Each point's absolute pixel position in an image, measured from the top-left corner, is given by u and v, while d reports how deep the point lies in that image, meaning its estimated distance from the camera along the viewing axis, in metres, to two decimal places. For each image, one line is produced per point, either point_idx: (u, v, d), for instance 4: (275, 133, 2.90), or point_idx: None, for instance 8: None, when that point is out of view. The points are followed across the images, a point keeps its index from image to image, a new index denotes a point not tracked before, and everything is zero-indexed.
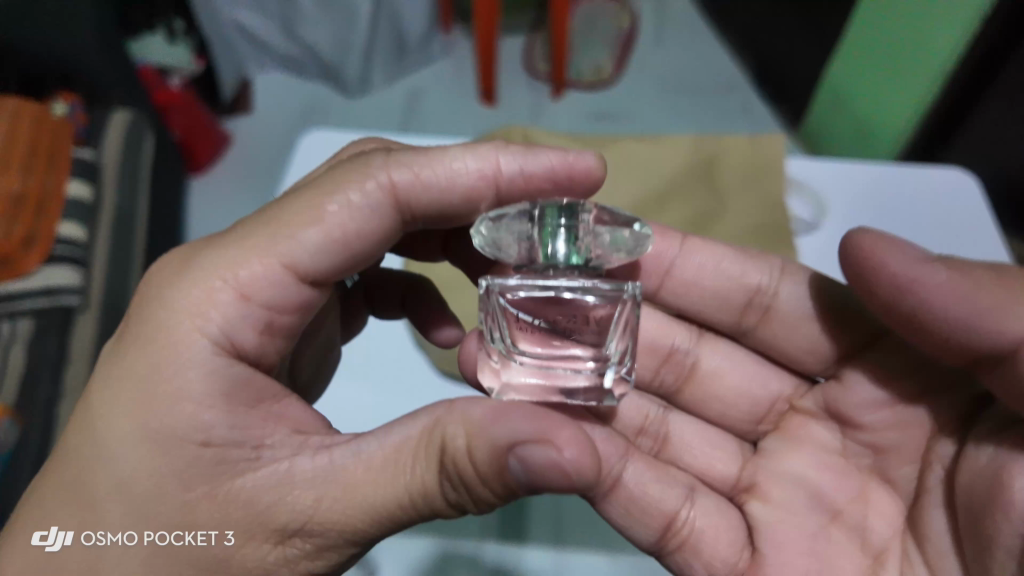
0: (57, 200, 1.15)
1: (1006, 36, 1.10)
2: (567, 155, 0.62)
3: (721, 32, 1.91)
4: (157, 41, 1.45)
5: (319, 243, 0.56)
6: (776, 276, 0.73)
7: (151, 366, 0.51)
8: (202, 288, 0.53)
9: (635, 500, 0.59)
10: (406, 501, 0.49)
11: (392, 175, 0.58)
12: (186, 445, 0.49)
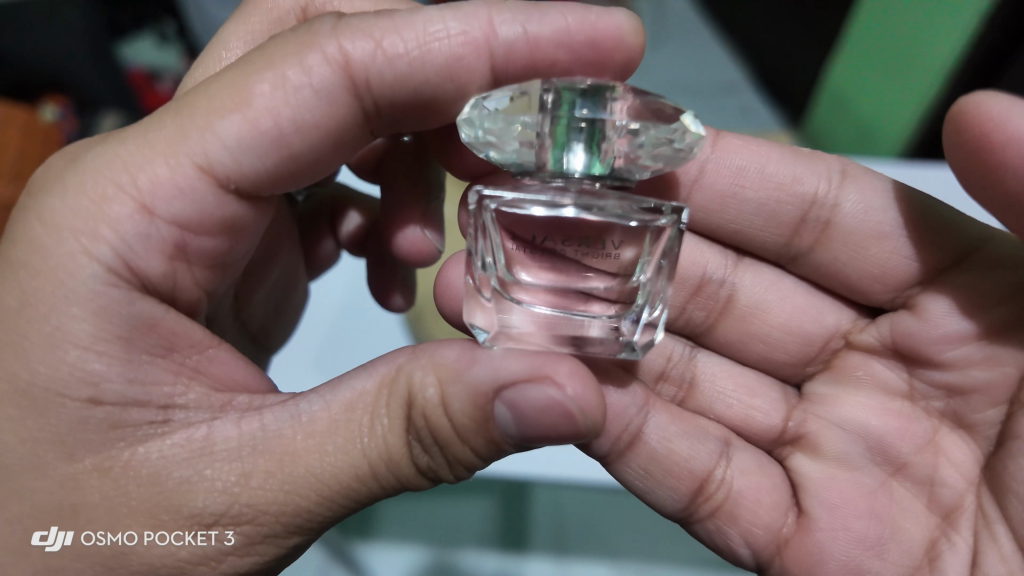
0: None
1: (1007, 35, 1.05)
2: (588, 15, 0.53)
3: (722, 35, 1.91)
4: (145, 43, 1.41)
5: (241, 134, 0.51)
6: (835, 183, 0.64)
7: (29, 293, 0.47)
8: (97, 191, 0.49)
9: (656, 459, 0.58)
10: (362, 467, 0.47)
11: (343, 44, 0.52)
12: (69, 402, 0.46)
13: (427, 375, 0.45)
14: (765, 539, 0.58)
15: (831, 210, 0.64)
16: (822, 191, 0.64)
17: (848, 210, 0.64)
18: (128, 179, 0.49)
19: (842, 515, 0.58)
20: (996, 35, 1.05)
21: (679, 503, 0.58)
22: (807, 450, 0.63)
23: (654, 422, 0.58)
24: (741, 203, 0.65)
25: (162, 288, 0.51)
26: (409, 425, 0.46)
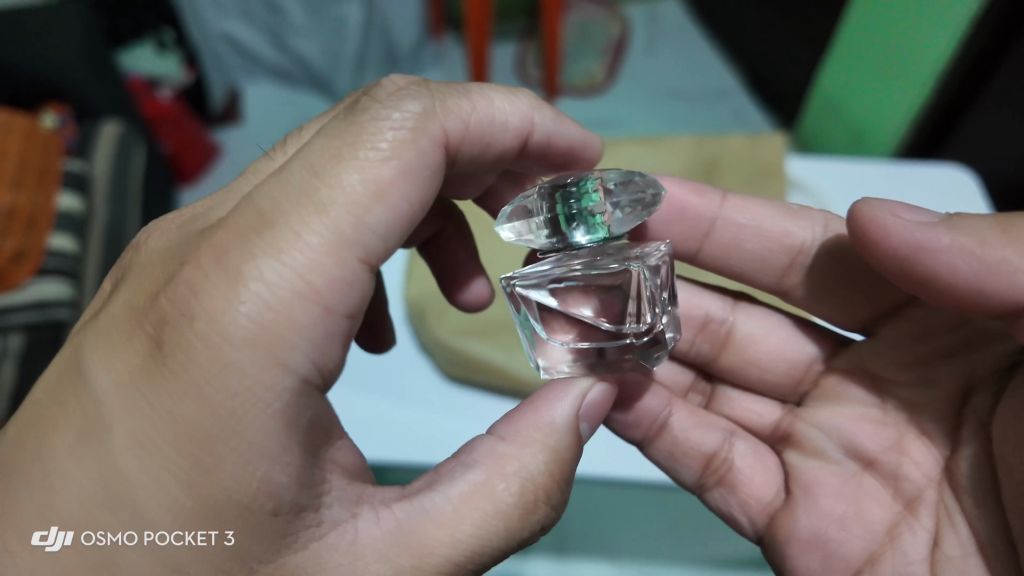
0: (46, 214, 1.12)
1: (996, 34, 1.08)
2: (584, 134, 0.59)
3: (711, 38, 1.94)
4: (146, 52, 1.52)
5: (390, 219, 0.40)
6: (819, 231, 0.63)
7: (207, 432, 0.36)
8: (264, 307, 0.37)
9: (678, 444, 0.60)
10: (508, 541, 0.42)
11: (446, 124, 0.44)
12: (255, 513, 0.37)
13: (531, 443, 0.43)
14: (759, 509, 0.60)
15: (810, 258, 0.63)
16: (808, 236, 0.63)
17: (827, 258, 0.62)
18: (260, 285, 0.37)
19: (816, 495, 0.57)
20: (983, 34, 1.08)
21: (691, 475, 0.61)
22: (796, 445, 0.61)
23: (676, 418, 0.61)
24: (742, 254, 0.65)
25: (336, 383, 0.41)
26: (533, 480, 0.43)
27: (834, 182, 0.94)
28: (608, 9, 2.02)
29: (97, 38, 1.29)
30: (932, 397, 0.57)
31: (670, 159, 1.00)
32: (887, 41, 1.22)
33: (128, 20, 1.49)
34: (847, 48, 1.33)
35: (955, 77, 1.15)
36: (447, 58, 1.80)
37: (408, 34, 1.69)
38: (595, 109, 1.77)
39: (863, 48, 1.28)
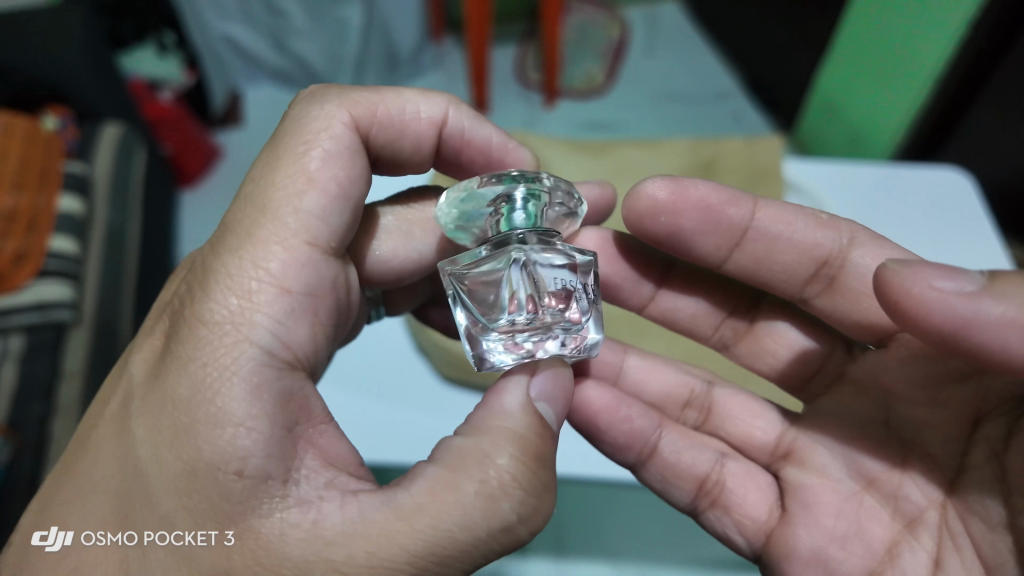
0: (47, 216, 1.12)
1: (994, 36, 1.08)
2: (509, 141, 0.58)
3: (711, 40, 1.95)
4: (148, 55, 1.52)
5: (329, 205, 0.46)
6: (843, 243, 0.57)
7: (188, 389, 0.41)
8: (235, 290, 0.43)
9: (669, 466, 0.61)
10: (476, 532, 0.40)
11: (352, 113, 0.49)
12: (219, 477, 0.40)
13: (494, 433, 0.42)
14: (754, 529, 0.59)
15: (841, 270, 0.57)
16: (834, 247, 0.57)
17: (855, 273, 0.57)
18: (228, 277, 0.43)
19: (815, 512, 0.56)
20: (981, 34, 1.08)
21: (684, 497, 0.61)
22: (798, 463, 0.60)
23: (666, 440, 0.61)
24: (771, 266, 0.59)
25: (310, 359, 0.46)
26: (500, 469, 0.41)
27: (832, 184, 0.94)
28: (607, 11, 2.03)
29: (98, 38, 1.30)
30: (943, 419, 0.52)
31: (669, 160, 1.01)
32: (886, 43, 1.22)
33: (130, 23, 1.49)
34: (845, 50, 1.33)
35: (954, 78, 1.15)
36: (447, 60, 1.82)
37: (408, 38, 1.71)
38: (594, 112, 1.77)
39: (862, 51, 1.28)
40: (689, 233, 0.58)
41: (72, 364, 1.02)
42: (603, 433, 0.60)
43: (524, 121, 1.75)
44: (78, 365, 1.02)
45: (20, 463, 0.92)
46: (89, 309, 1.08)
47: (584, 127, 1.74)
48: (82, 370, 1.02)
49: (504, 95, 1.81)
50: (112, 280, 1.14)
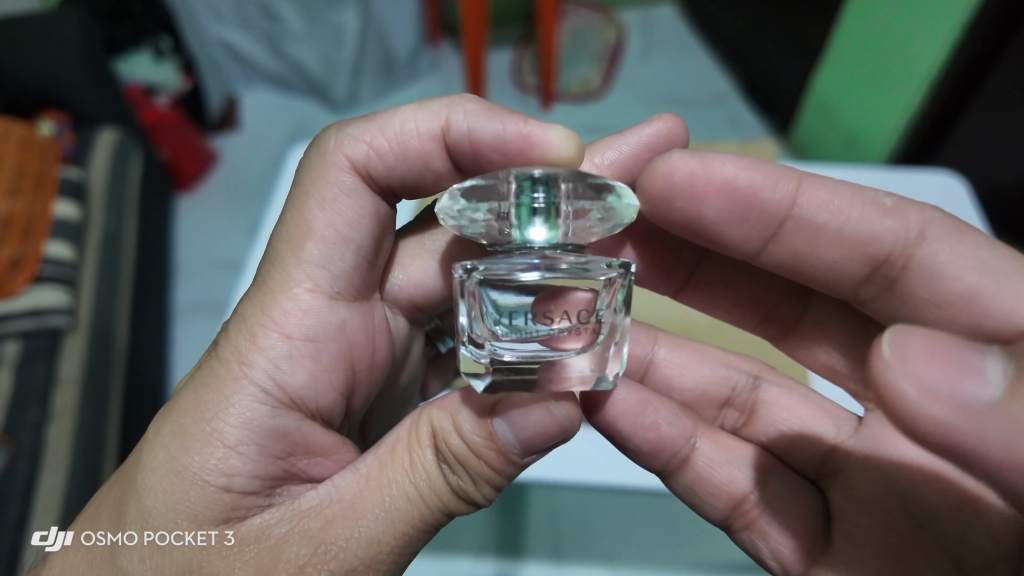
0: (44, 222, 1.11)
1: (990, 41, 1.08)
2: (526, 125, 0.54)
3: (707, 43, 1.96)
4: (144, 60, 1.52)
5: (326, 254, 0.54)
6: (913, 236, 0.55)
7: (194, 407, 0.49)
8: (247, 336, 0.52)
9: (702, 479, 0.58)
10: (414, 501, 0.47)
11: (347, 155, 0.57)
12: (205, 486, 0.47)
13: (439, 412, 0.48)
14: (791, 554, 0.56)
15: (906, 269, 0.55)
16: (898, 242, 0.55)
17: (922, 273, 0.54)
18: (240, 322, 0.53)
19: (861, 552, 0.53)
20: (976, 39, 1.08)
21: (716, 512, 0.58)
22: (846, 484, 0.58)
23: (702, 449, 0.58)
24: (814, 260, 0.58)
25: (310, 401, 0.53)
26: (437, 444, 0.47)
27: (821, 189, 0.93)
28: (603, 14, 2.03)
29: (94, 42, 1.29)
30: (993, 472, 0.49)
31: None
32: (883, 48, 1.22)
33: (127, 27, 1.49)
34: (841, 56, 1.34)
35: (949, 82, 1.15)
36: (443, 64, 1.83)
37: (404, 42, 1.71)
38: (591, 116, 1.78)
39: (858, 56, 1.29)
40: (713, 222, 0.57)
41: (68, 370, 1.02)
42: (627, 439, 0.56)
43: None
44: (74, 371, 1.02)
45: (17, 471, 0.91)
46: (85, 315, 1.07)
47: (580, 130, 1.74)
48: (78, 377, 1.01)
49: (500, 98, 1.82)
50: (108, 287, 1.14)
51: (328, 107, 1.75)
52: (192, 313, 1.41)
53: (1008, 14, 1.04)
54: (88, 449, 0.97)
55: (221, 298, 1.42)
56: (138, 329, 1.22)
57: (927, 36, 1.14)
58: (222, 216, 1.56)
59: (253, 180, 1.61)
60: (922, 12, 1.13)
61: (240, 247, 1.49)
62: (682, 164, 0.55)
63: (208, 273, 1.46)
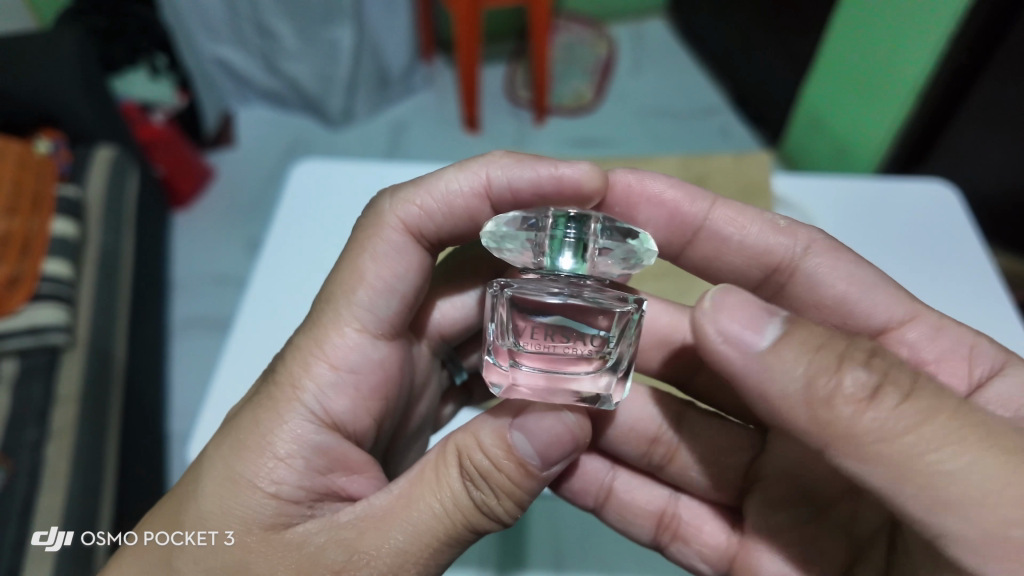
0: (42, 241, 1.09)
1: (974, 52, 1.11)
2: (557, 168, 0.53)
3: (696, 57, 1.99)
4: (140, 78, 1.52)
5: (375, 298, 0.54)
6: (799, 250, 0.58)
7: (251, 422, 0.50)
8: (302, 364, 0.53)
9: (626, 506, 0.64)
10: (441, 515, 0.46)
11: (400, 216, 0.55)
12: (253, 492, 0.47)
13: (468, 432, 0.48)
14: (715, 556, 0.62)
15: (792, 277, 0.58)
16: (788, 254, 0.58)
17: (805, 281, 0.58)
18: (292, 348, 0.54)
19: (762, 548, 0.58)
20: (961, 50, 1.10)
21: (646, 535, 0.64)
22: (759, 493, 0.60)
23: (620, 484, 0.65)
24: (722, 265, 0.59)
25: (353, 429, 0.53)
26: (465, 458, 0.47)
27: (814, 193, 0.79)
28: (595, 28, 2.06)
29: (90, 62, 1.30)
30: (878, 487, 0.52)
31: None
32: (869, 59, 1.25)
33: (122, 46, 1.48)
34: (829, 65, 1.37)
35: (936, 91, 1.17)
36: (438, 80, 1.88)
37: (398, 58, 1.74)
38: (583, 129, 1.80)
39: (846, 65, 1.31)
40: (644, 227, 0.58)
41: (67, 390, 1.00)
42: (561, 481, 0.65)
43: (513, 141, 1.77)
44: (72, 391, 1.00)
45: (14, 489, 0.90)
46: (83, 332, 1.06)
47: (573, 143, 1.77)
48: (77, 396, 1.00)
49: (493, 112, 1.84)
50: (105, 304, 1.13)
51: (326, 124, 1.78)
52: (189, 330, 1.41)
53: (990, 25, 1.07)
54: (87, 466, 0.95)
55: (223, 313, 1.43)
56: (135, 346, 1.21)
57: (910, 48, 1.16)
58: (221, 232, 1.57)
59: (250, 196, 1.63)
60: (903, 23, 1.15)
61: (241, 264, 1.51)
62: (621, 177, 0.57)
63: (206, 288, 1.47)
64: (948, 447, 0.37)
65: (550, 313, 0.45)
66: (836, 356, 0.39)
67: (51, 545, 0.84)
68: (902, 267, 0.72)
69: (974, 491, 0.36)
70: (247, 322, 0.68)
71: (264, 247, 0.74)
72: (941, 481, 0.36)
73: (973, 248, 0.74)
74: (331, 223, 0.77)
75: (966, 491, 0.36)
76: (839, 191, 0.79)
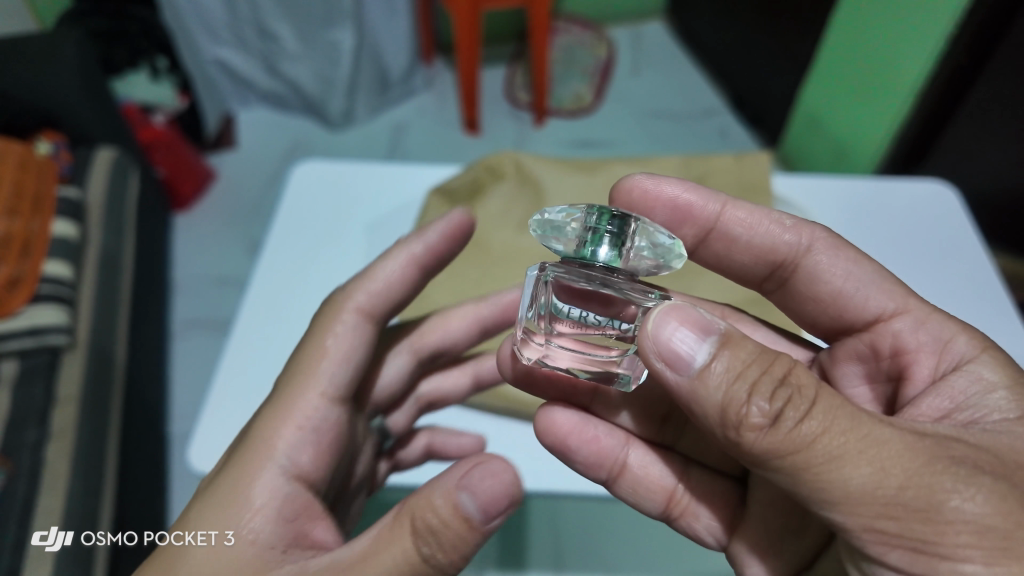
0: (42, 241, 1.09)
1: (971, 53, 1.11)
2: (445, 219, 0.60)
3: (695, 59, 2.00)
4: (141, 80, 1.52)
5: (331, 370, 0.55)
6: (802, 247, 0.57)
7: (234, 479, 0.49)
8: (275, 425, 0.52)
9: (639, 482, 0.57)
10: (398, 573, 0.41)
11: (357, 299, 0.58)
12: (231, 547, 0.45)
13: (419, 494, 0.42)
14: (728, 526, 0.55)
15: (795, 273, 0.57)
16: (792, 251, 0.57)
17: (806, 277, 0.57)
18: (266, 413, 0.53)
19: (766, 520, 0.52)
20: (959, 51, 1.10)
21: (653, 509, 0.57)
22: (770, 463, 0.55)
23: (633, 458, 0.57)
24: (729, 262, 0.60)
25: (321, 484, 0.52)
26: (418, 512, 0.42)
27: (815, 199, 0.78)
28: (594, 31, 2.06)
29: (90, 63, 1.29)
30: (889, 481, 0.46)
31: None
32: (869, 61, 1.25)
33: (123, 49, 1.49)
34: (830, 66, 1.37)
35: (934, 90, 1.17)
36: (437, 82, 1.90)
37: (399, 61, 1.75)
38: (582, 131, 1.80)
39: (847, 66, 1.31)
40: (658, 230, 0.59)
41: (68, 390, 1.00)
42: (571, 453, 0.55)
43: (512, 143, 1.77)
44: (72, 392, 1.00)
45: (13, 489, 0.89)
46: (84, 333, 1.06)
47: (572, 145, 1.77)
48: (77, 397, 0.99)
49: (493, 114, 1.84)
50: (104, 304, 1.12)
51: (326, 127, 1.79)
52: (189, 331, 1.41)
53: (988, 26, 1.07)
54: (87, 466, 0.95)
55: (224, 315, 1.44)
56: (135, 347, 1.21)
57: (909, 50, 1.16)
58: (222, 234, 1.57)
59: (251, 199, 1.64)
60: (902, 23, 1.15)
61: (241, 265, 1.52)
62: (639, 182, 0.56)
63: (207, 289, 1.48)
64: (841, 459, 0.37)
65: (585, 299, 0.45)
66: (752, 378, 0.39)
67: (51, 545, 0.84)
68: (899, 270, 0.71)
69: (859, 495, 0.37)
70: (248, 316, 0.68)
71: (264, 241, 0.75)
72: (828, 487, 0.37)
73: (971, 252, 0.73)
74: (331, 218, 0.77)
75: (854, 497, 0.37)
76: (838, 193, 0.78)
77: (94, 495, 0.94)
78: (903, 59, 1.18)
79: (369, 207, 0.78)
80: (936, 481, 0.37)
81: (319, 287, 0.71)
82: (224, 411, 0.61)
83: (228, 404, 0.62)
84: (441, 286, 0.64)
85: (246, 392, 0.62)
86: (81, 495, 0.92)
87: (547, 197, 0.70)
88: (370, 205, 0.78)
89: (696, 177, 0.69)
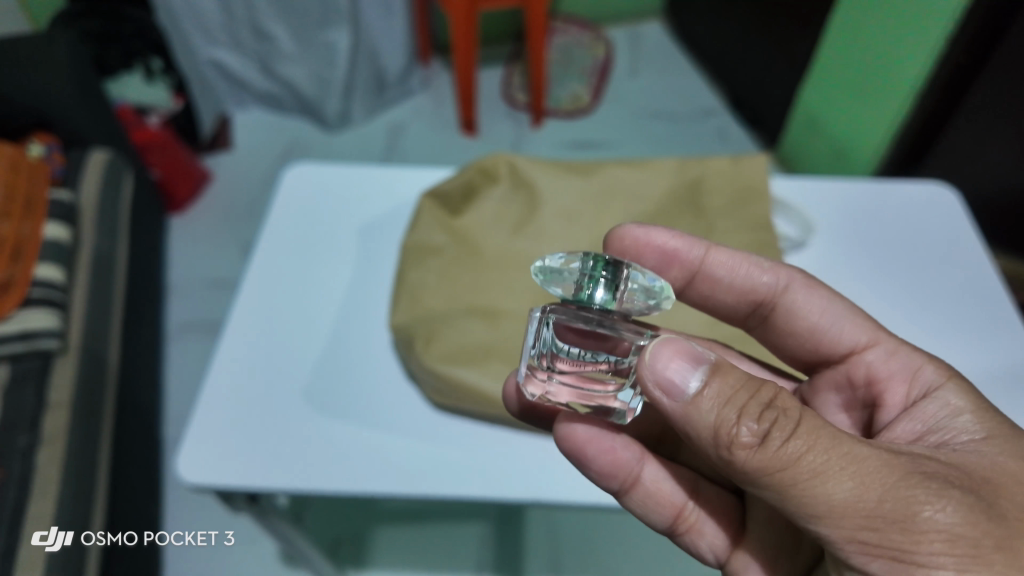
0: (34, 244, 1.07)
1: (973, 52, 1.10)
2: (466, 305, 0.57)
3: (693, 60, 1.99)
4: (135, 81, 1.51)
5: None
6: (780, 287, 0.55)
7: None
8: None
9: (652, 496, 0.53)
10: None
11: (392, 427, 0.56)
12: None
13: None
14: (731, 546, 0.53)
15: (773, 312, 0.56)
16: (769, 291, 0.55)
17: (785, 316, 0.55)
18: None
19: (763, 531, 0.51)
20: (960, 50, 1.09)
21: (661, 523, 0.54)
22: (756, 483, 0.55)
23: (648, 472, 0.53)
24: (712, 304, 0.58)
25: None
26: None
27: (816, 204, 0.76)
28: (592, 31, 2.05)
29: (83, 64, 1.28)
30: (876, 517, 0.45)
31: None
32: (868, 60, 1.24)
33: (117, 49, 1.48)
34: (829, 67, 1.36)
35: (934, 90, 1.16)
36: (434, 83, 1.89)
37: (395, 62, 1.74)
38: (580, 132, 1.79)
39: (846, 67, 1.30)
40: None
41: (58, 398, 0.98)
42: (587, 457, 0.51)
43: (509, 145, 1.76)
44: (64, 397, 0.98)
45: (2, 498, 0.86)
46: (75, 338, 1.05)
47: (569, 146, 1.76)
48: (70, 402, 0.98)
49: (491, 115, 1.83)
50: (97, 307, 1.11)
51: (323, 128, 1.78)
52: (185, 333, 1.41)
53: (990, 24, 1.06)
54: (78, 472, 0.93)
55: (218, 317, 1.43)
56: (130, 351, 1.20)
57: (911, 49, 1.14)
58: (219, 236, 1.57)
59: (247, 200, 1.63)
60: (903, 20, 1.14)
61: (235, 268, 1.51)
62: (628, 232, 0.53)
63: (202, 292, 1.47)
64: (824, 473, 0.36)
65: (586, 338, 0.42)
66: (741, 400, 0.38)
67: (51, 545, 0.84)
68: (898, 276, 0.70)
69: (842, 508, 0.36)
70: (236, 322, 0.66)
71: (256, 247, 0.73)
72: (811, 503, 0.36)
73: (972, 256, 0.72)
74: (324, 223, 0.75)
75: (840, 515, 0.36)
76: (837, 196, 0.77)
77: (86, 499, 0.93)
78: (901, 58, 1.17)
79: (364, 207, 0.77)
80: (913, 492, 0.36)
81: (311, 292, 0.69)
82: (211, 418, 0.59)
83: (214, 410, 0.59)
84: (436, 291, 0.62)
85: (234, 398, 0.60)
86: (73, 498, 0.91)
87: (542, 201, 0.68)
88: (364, 210, 0.77)
89: (694, 180, 0.68)
